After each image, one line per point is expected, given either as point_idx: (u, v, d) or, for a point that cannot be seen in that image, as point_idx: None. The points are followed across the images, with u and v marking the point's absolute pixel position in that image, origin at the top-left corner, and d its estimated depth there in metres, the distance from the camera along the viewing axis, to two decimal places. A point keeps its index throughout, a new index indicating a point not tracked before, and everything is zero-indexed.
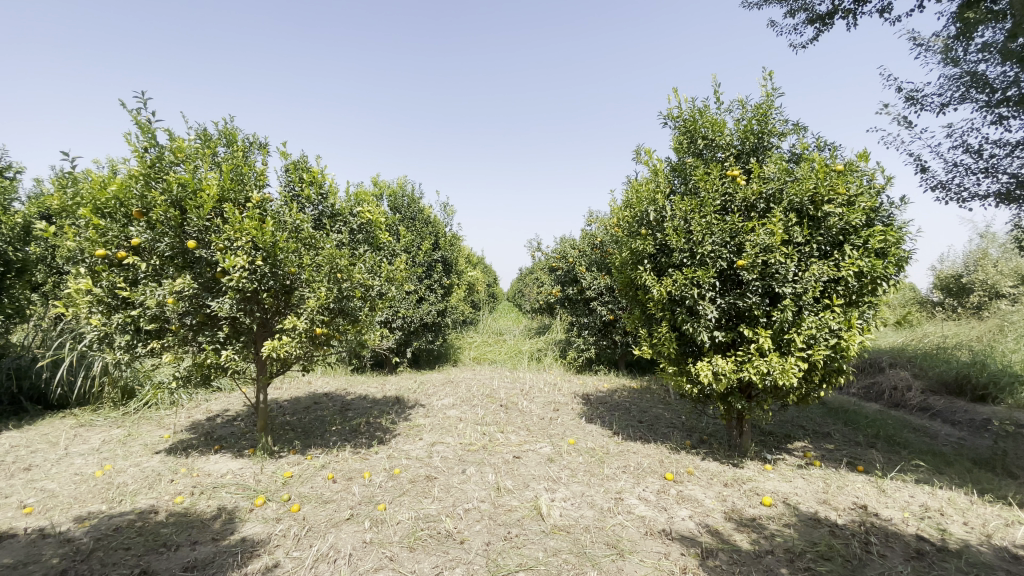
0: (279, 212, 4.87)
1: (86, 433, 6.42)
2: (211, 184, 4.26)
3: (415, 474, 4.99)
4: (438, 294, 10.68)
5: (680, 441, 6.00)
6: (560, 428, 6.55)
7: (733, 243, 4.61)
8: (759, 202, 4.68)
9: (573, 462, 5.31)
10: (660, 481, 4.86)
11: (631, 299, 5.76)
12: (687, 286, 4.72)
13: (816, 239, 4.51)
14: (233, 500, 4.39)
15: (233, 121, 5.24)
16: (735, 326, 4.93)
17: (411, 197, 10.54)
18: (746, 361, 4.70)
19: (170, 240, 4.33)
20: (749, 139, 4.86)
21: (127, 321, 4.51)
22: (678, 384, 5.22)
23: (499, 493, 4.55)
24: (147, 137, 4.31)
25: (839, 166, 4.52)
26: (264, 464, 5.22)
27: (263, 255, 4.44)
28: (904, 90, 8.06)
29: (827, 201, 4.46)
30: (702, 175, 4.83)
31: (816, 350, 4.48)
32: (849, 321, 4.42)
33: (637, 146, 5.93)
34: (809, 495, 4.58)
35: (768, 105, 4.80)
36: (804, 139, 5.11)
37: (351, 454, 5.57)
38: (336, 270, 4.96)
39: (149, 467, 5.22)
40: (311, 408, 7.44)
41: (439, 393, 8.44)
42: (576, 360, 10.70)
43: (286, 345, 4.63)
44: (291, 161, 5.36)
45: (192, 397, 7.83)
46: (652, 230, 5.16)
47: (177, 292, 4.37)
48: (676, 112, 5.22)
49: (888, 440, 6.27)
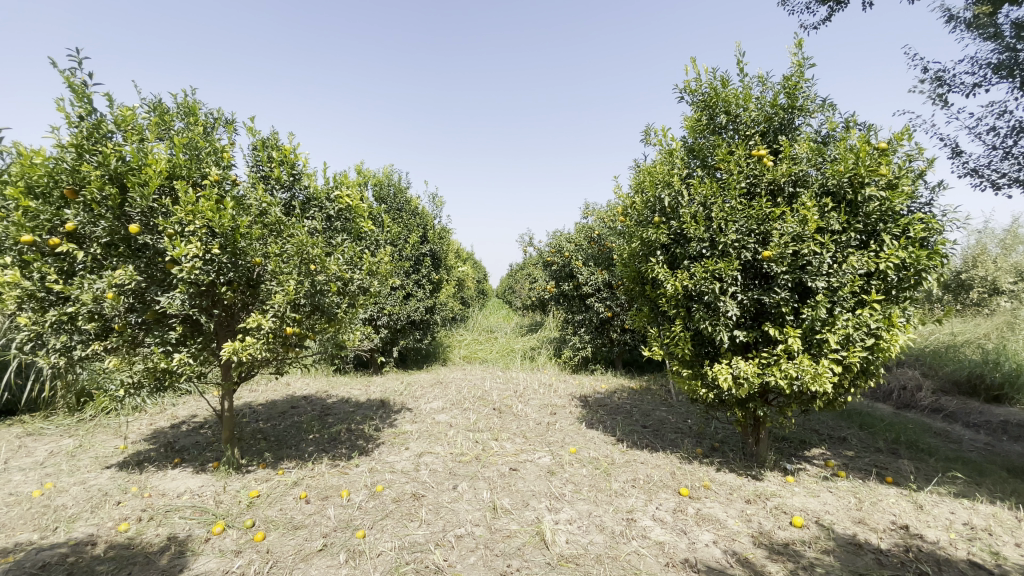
0: (245, 195, 4.27)
1: (33, 444, 5.74)
2: (157, 158, 3.66)
3: (399, 492, 4.42)
4: (426, 290, 10.09)
5: (690, 449, 5.50)
6: (559, 435, 6.02)
7: (759, 232, 4.09)
8: (787, 186, 4.18)
9: (576, 475, 4.78)
10: (674, 497, 4.34)
11: (638, 296, 5.25)
12: (706, 280, 4.19)
13: (854, 227, 4.01)
14: (187, 527, 3.78)
15: (193, 94, 4.67)
16: (757, 325, 4.43)
17: (397, 187, 9.92)
18: (772, 364, 4.20)
19: (107, 224, 3.70)
20: (776, 115, 4.32)
21: (64, 319, 3.84)
22: (692, 389, 4.71)
23: (495, 514, 4.01)
24: (81, 102, 3.66)
25: (880, 144, 4.01)
26: (228, 482, 4.61)
27: (221, 243, 3.84)
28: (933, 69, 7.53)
29: (867, 184, 3.95)
30: (724, 153, 4.27)
31: (851, 352, 4.00)
32: (889, 319, 3.94)
33: (647, 126, 5.39)
34: (842, 514, 4.12)
35: (799, 77, 4.26)
36: (833, 117, 4.58)
37: (329, 468, 4.98)
38: (307, 260, 4.34)
39: (96, 486, 4.57)
40: (287, 414, 6.84)
41: (427, 395, 7.86)
42: (572, 360, 10.19)
43: (250, 347, 4.03)
44: (258, 138, 4.77)
45: (156, 401, 7.15)
46: (666, 218, 4.61)
47: (118, 286, 3.75)
48: (693, 85, 4.65)
49: (912, 447, 5.86)
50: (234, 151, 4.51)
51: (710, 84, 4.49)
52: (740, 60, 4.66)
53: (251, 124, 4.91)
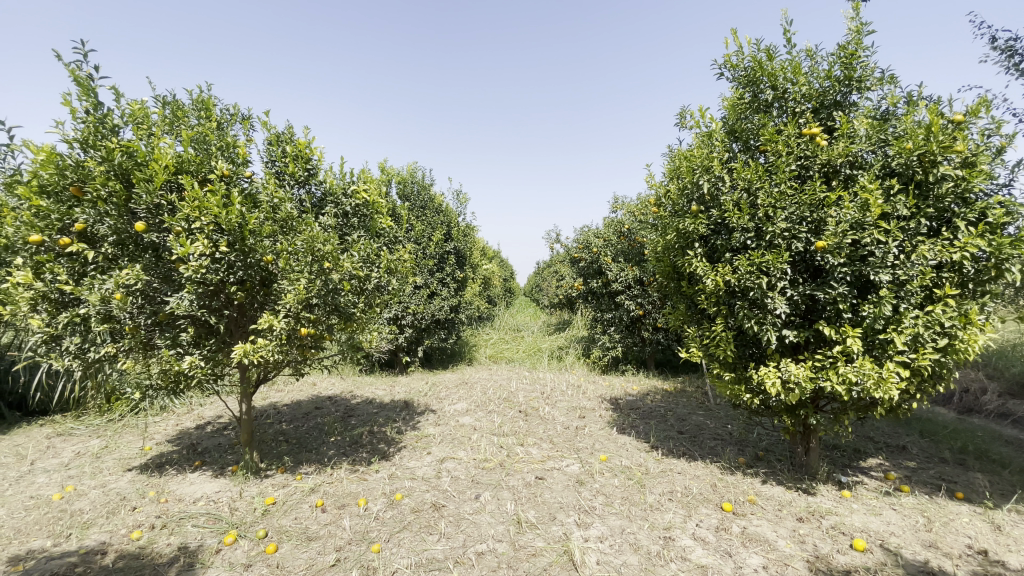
0: (256, 191, 4.12)
1: (60, 445, 5.77)
2: (163, 153, 3.53)
3: (419, 501, 4.17)
4: (451, 289, 9.86)
5: (732, 459, 5.07)
6: (588, 441, 5.68)
7: (811, 220, 3.66)
8: (844, 168, 3.73)
9: (607, 486, 4.45)
10: (717, 513, 3.96)
11: (674, 293, 4.88)
12: (752, 275, 3.80)
13: (924, 212, 3.53)
14: (199, 537, 3.63)
15: (207, 89, 4.54)
16: (808, 324, 4.00)
17: (421, 184, 9.72)
18: (827, 367, 3.77)
19: (113, 222, 3.58)
20: (831, 89, 3.86)
21: (75, 321, 3.76)
22: (734, 394, 4.30)
23: (520, 529, 3.72)
24: (87, 97, 3.57)
25: (954, 116, 3.52)
26: (246, 488, 4.47)
27: (228, 240, 3.69)
28: (1002, 41, 6.84)
29: (939, 163, 3.47)
30: (771, 133, 3.84)
31: (921, 354, 3.53)
32: (966, 316, 3.45)
33: (683, 108, 4.98)
34: (910, 536, 3.65)
35: (857, 44, 3.79)
36: (895, 92, 4.08)
37: (348, 474, 4.78)
38: (320, 258, 4.12)
39: (115, 490, 4.50)
40: (310, 415, 6.72)
41: (452, 396, 7.64)
42: (601, 360, 9.81)
43: (261, 350, 3.86)
44: (273, 133, 4.60)
45: (183, 401, 7.16)
46: (705, 207, 4.22)
47: (126, 287, 3.63)
48: (735, 59, 4.22)
49: (982, 458, 5.28)
50: (251, 148, 4.36)
51: (754, 56, 4.05)
52: (788, 30, 4.20)
53: (267, 118, 4.75)
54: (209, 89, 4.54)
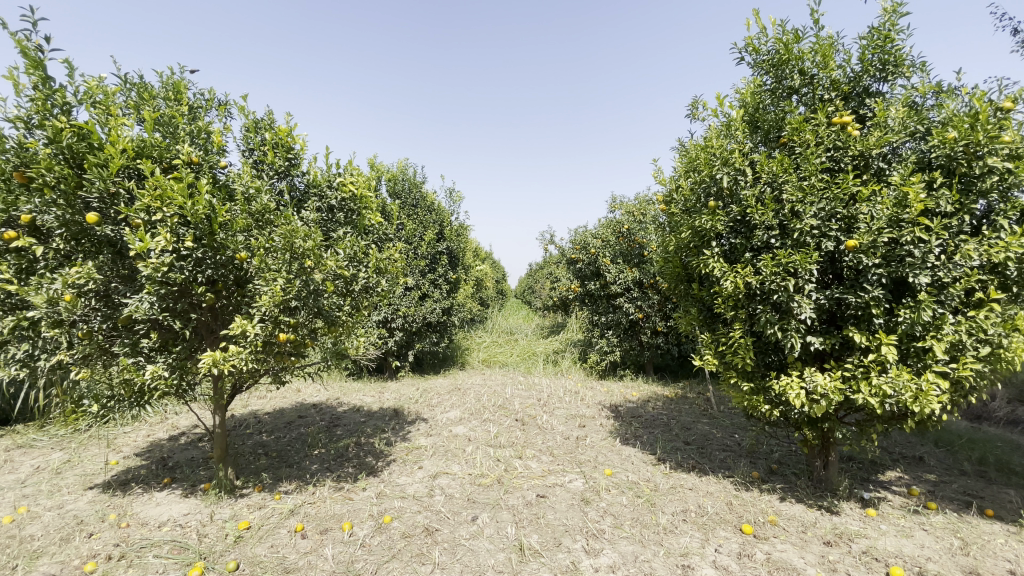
0: (230, 181, 3.74)
1: (19, 458, 5.30)
2: (119, 135, 3.14)
3: (409, 524, 3.79)
4: (443, 290, 9.45)
5: (746, 473, 4.75)
6: (591, 453, 5.33)
7: (843, 216, 3.36)
8: (876, 161, 3.45)
9: (615, 505, 4.09)
10: (737, 537, 3.62)
11: (684, 296, 4.56)
12: (777, 277, 3.48)
13: (967, 208, 3.23)
14: (160, 570, 3.21)
15: (180, 70, 4.15)
16: (834, 330, 3.69)
17: (412, 181, 9.33)
18: (857, 377, 3.46)
19: (60, 212, 3.17)
20: (862, 75, 3.56)
21: (22, 325, 3.33)
22: (752, 406, 3.98)
23: (522, 557, 3.35)
24: (35, 71, 3.16)
25: (1000, 103, 3.22)
26: (218, 510, 4.05)
27: (195, 235, 3.30)
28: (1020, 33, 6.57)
29: (986, 154, 3.17)
30: (798, 123, 3.56)
31: (962, 363, 3.22)
32: (1012, 323, 3.14)
33: (694, 97, 4.67)
34: (947, 562, 3.34)
35: (892, 25, 3.49)
36: (929, 79, 3.77)
37: (331, 492, 4.38)
38: (300, 256, 3.72)
39: (72, 512, 4.06)
40: (293, 425, 6.29)
41: (444, 403, 7.25)
42: (598, 364, 9.47)
43: (233, 358, 3.43)
44: (251, 119, 4.20)
45: (156, 410, 6.70)
46: (723, 203, 3.90)
47: (78, 287, 3.22)
48: (758, 43, 3.91)
49: (1004, 469, 5.00)
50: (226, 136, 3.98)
51: (778, 39, 3.75)
52: (814, 13, 3.89)
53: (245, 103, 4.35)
54: (183, 72, 4.14)
